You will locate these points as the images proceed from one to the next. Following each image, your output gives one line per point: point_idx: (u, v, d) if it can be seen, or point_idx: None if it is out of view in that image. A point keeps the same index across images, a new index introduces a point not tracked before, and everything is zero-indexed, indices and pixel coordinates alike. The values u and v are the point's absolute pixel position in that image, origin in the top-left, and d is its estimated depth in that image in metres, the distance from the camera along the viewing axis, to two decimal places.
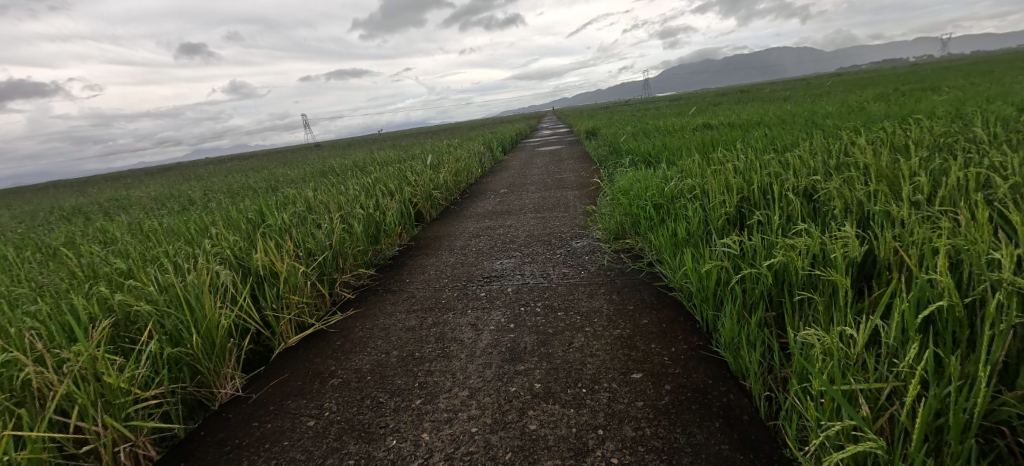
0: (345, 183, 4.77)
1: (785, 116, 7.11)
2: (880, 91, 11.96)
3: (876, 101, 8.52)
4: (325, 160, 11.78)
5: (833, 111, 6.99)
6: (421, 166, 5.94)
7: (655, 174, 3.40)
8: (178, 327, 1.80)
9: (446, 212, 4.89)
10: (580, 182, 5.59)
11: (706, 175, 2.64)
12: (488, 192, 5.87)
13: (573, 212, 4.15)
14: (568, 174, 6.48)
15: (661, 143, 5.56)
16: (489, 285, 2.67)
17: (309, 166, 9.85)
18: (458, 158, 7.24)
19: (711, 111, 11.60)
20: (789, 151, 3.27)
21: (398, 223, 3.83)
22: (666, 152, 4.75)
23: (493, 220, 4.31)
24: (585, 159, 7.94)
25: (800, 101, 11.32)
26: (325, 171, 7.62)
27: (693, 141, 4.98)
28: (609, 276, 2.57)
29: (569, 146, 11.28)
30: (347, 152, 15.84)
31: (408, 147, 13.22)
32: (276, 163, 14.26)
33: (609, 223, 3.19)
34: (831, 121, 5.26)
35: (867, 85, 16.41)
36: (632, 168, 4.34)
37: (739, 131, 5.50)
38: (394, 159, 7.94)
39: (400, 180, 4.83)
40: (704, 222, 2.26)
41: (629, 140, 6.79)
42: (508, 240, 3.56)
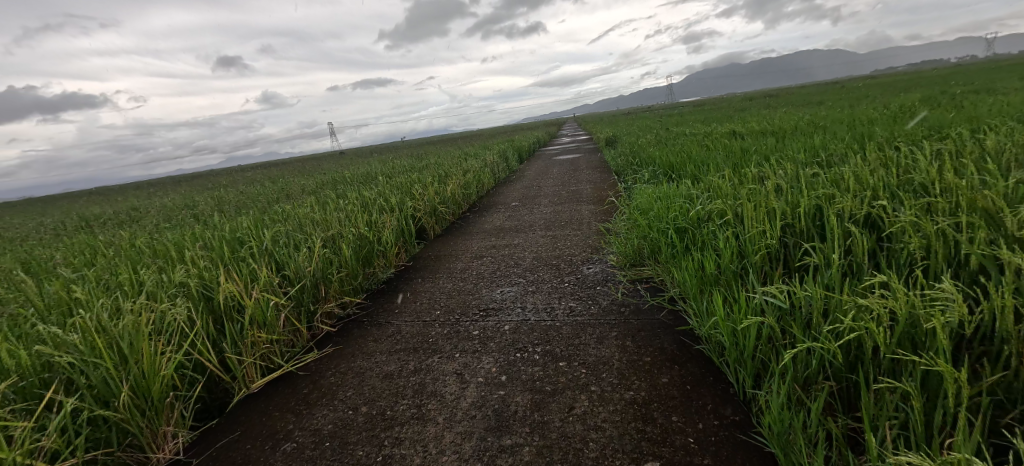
0: (344, 198, 4.50)
1: (822, 123, 6.54)
2: (925, 94, 11.15)
3: (924, 106, 7.83)
4: (337, 169, 11.62)
5: (876, 117, 6.39)
6: (428, 178, 5.64)
7: (679, 191, 3.01)
8: (106, 380, 1.53)
9: (451, 228, 4.57)
10: (596, 196, 5.20)
11: (739, 196, 2.24)
12: (499, 205, 5.54)
13: (586, 232, 3.77)
14: (583, 187, 6.08)
15: (685, 153, 5.13)
16: (484, 321, 2.33)
17: (320, 176, 9.68)
18: (470, 168, 6.94)
19: (738, 118, 11.03)
20: (836, 166, 2.83)
21: (395, 242, 3.54)
22: (690, 164, 4.33)
23: (499, 238, 3.97)
24: (602, 170, 7.51)
25: (835, 106, 10.62)
26: (334, 182, 7.43)
27: (721, 153, 4.53)
28: (622, 314, 2.20)
29: (586, 155, 10.84)
30: (362, 162, 15.71)
31: (421, 156, 12.96)
32: (291, 172, 14.20)
33: (625, 247, 2.81)
34: (877, 129, 4.74)
35: (907, 88, 15.46)
36: (652, 183, 3.95)
37: (772, 141, 5.01)
38: (405, 169, 7.70)
39: (402, 194, 4.55)
40: (739, 256, 1.87)
41: (650, 149, 6.34)
42: (512, 263, 3.21)
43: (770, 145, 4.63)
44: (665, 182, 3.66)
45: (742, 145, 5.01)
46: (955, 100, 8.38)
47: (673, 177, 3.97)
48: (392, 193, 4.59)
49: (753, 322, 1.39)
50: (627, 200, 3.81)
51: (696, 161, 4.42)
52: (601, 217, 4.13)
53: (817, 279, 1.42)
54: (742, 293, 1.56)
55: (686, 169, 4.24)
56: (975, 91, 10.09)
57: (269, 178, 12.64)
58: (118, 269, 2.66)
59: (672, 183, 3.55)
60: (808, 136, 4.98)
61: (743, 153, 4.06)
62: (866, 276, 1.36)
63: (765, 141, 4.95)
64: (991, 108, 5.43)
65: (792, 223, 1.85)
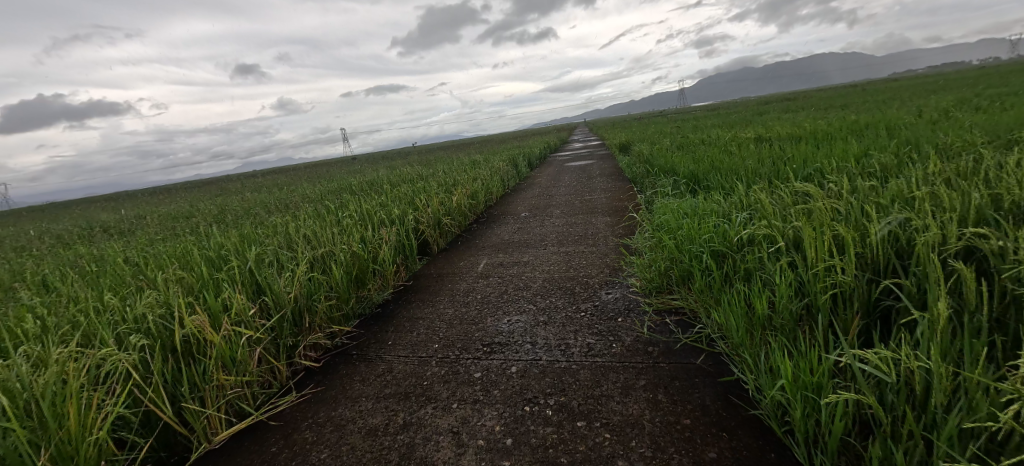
0: (344, 210, 4.21)
1: (855, 128, 6.11)
2: (955, 97, 10.62)
3: (962, 110, 7.38)
4: (345, 176, 11.41)
5: (917, 122, 5.93)
6: (434, 188, 5.36)
7: (712, 206, 2.66)
8: (20, 449, 1.24)
9: (458, 242, 4.27)
10: (612, 207, 4.85)
11: (789, 217, 1.90)
12: (508, 216, 5.23)
13: (602, 249, 3.44)
14: (598, 196, 5.74)
15: (708, 162, 4.77)
16: (488, 360, 2.01)
17: (327, 183, 9.46)
18: (478, 176, 6.65)
19: (756, 123, 10.63)
20: (892, 179, 2.48)
21: (394, 260, 3.25)
22: (718, 174, 3.98)
23: (508, 255, 3.65)
24: (617, 177, 7.17)
25: (860, 110, 10.15)
26: (338, 190, 7.19)
27: (752, 161, 4.16)
28: (650, 355, 1.86)
29: (600, 161, 10.47)
30: (371, 168, 15.50)
31: (431, 162, 12.70)
32: (300, 178, 14.06)
33: (652, 273, 2.48)
34: (925, 136, 4.32)
35: (932, 91, 14.91)
36: (677, 196, 3.60)
37: (805, 148, 4.62)
38: (411, 177, 7.43)
39: (405, 205, 4.26)
40: (800, 297, 1.54)
41: (669, 157, 5.97)
42: (522, 286, 2.88)
43: (803, 153, 4.26)
44: (693, 195, 3.31)
45: (772, 152, 4.63)
46: (998, 103, 7.84)
47: (701, 190, 3.62)
48: (394, 204, 4.30)
49: (842, 397, 1.07)
50: (648, 215, 3.47)
51: (724, 171, 4.06)
52: (619, 233, 3.79)
53: (934, 347, 1.08)
54: (826, 360, 1.24)
55: (714, 180, 3.88)
56: (1017, 93, 9.50)
57: (278, 184, 12.48)
58: (84, 292, 2.40)
59: (700, 196, 3.20)
60: (845, 143, 4.58)
61: (779, 163, 3.69)
62: (997, 356, 1.06)
63: (799, 149, 4.56)
64: None
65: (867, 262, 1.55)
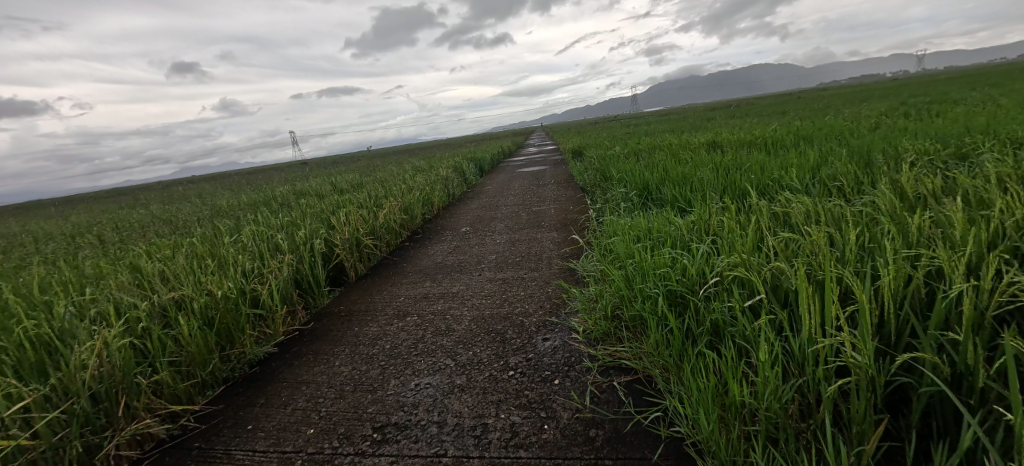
0: (236, 231, 3.46)
1: (806, 135, 5.95)
2: (887, 105, 11.08)
3: (899, 117, 7.56)
4: (275, 186, 10.24)
5: (864, 130, 5.82)
6: (359, 201, 4.66)
7: (667, 228, 2.21)
8: None
9: (381, 267, 3.63)
10: (561, 222, 4.36)
11: (764, 253, 1.48)
12: (446, 232, 4.66)
13: (545, 275, 2.93)
14: (545, 208, 5.24)
15: (662, 171, 4.41)
16: (373, 457, 1.45)
17: (248, 195, 8.35)
18: (416, 186, 6.00)
19: (706, 129, 10.62)
20: (867, 196, 2.14)
21: (286, 299, 2.61)
22: (673, 186, 3.58)
23: (436, 284, 3.07)
24: (569, 185, 6.75)
25: (803, 117, 10.37)
26: (254, 204, 6.28)
27: (708, 172, 3.79)
28: (592, 445, 1.37)
29: (552, 167, 10.01)
30: (310, 175, 14.24)
31: (373, 168, 11.75)
32: (226, 188, 12.58)
33: (598, 316, 2.00)
34: (880, 145, 4.11)
35: (864, 99, 15.75)
36: (629, 213, 3.15)
37: (761, 157, 4.31)
38: (343, 188, 6.65)
39: (315, 224, 3.58)
40: (793, 380, 1.10)
41: (621, 164, 5.55)
42: (442, 332, 2.32)
43: (761, 164, 3.94)
44: (646, 213, 2.88)
45: (728, 162, 4.30)
46: (931, 112, 8.07)
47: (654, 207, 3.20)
48: (303, 222, 3.60)
49: None
50: (597, 234, 3.03)
51: (679, 184, 3.67)
52: (565, 254, 3.31)
53: None
54: None
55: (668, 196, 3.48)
56: (945, 102, 9.92)
57: (197, 194, 11.05)
58: None
59: (655, 214, 2.77)
60: (800, 152, 4.34)
61: (736, 176, 3.34)
62: None
63: (755, 157, 4.26)
64: (990, 122, 4.93)
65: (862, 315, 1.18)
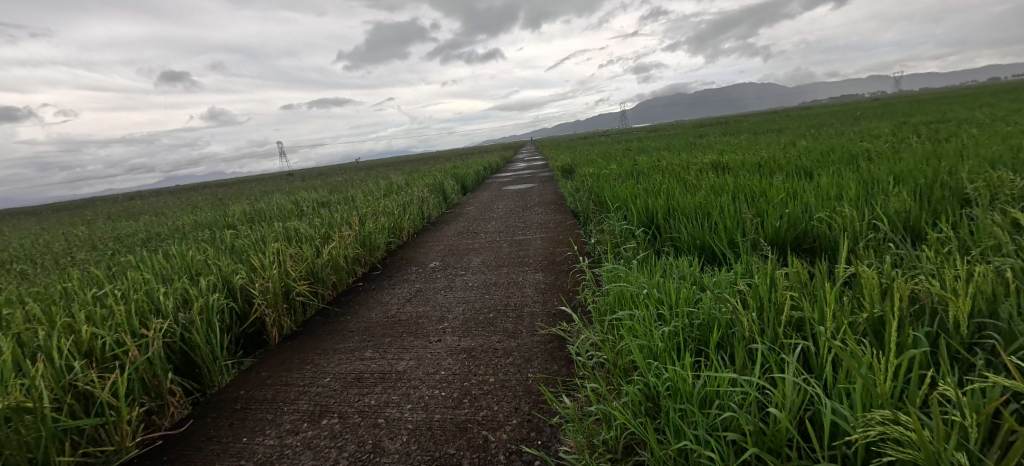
0: (118, 279, 2.63)
1: (826, 158, 5.30)
2: (890, 123, 10.67)
3: (913, 137, 7.04)
4: (235, 203, 9.25)
5: (891, 152, 5.18)
6: (304, 229, 3.83)
7: (706, 307, 1.47)
8: None
9: (316, 321, 2.83)
10: (548, 260, 3.61)
11: (949, 419, 0.79)
12: (410, 268, 3.88)
13: (524, 348, 2.16)
14: (530, 238, 4.50)
15: (667, 200, 3.73)
16: None
17: (197, 216, 7.37)
18: (383, 209, 5.23)
19: (704, 146, 10.05)
20: (992, 263, 1.46)
21: (147, 395, 1.85)
22: (689, 223, 2.85)
23: (379, 355, 2.28)
24: (558, 209, 6.04)
25: (804, 136, 9.88)
26: (194, 229, 5.42)
27: (731, 208, 3.07)
28: None
29: (541, 186, 9.26)
30: (282, 189, 13.31)
31: (348, 184, 10.93)
32: (187, 203, 11.52)
33: (602, 453, 1.25)
34: (925, 173, 3.46)
35: (858, 117, 15.47)
36: (637, 266, 2.42)
37: (786, 186, 3.62)
38: (300, 210, 5.82)
39: (230, 267, 2.78)
40: None
41: (617, 188, 4.83)
42: (363, 459, 1.52)
43: (793, 198, 3.23)
44: (664, 269, 2.15)
45: (750, 192, 3.59)
46: (944, 132, 7.58)
47: (670, 255, 2.46)
48: (214, 265, 2.79)
49: None
50: (594, 291, 2.31)
51: (697, 222, 2.94)
52: (552, 312, 2.54)
53: None
54: None
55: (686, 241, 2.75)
56: (954, 121, 9.42)
57: (152, 211, 9.99)
58: None
59: (676, 272, 2.04)
60: (828, 179, 3.69)
61: (772, 219, 2.64)
62: None
63: (781, 187, 3.56)
64: None
65: (893, 388, 0.94)
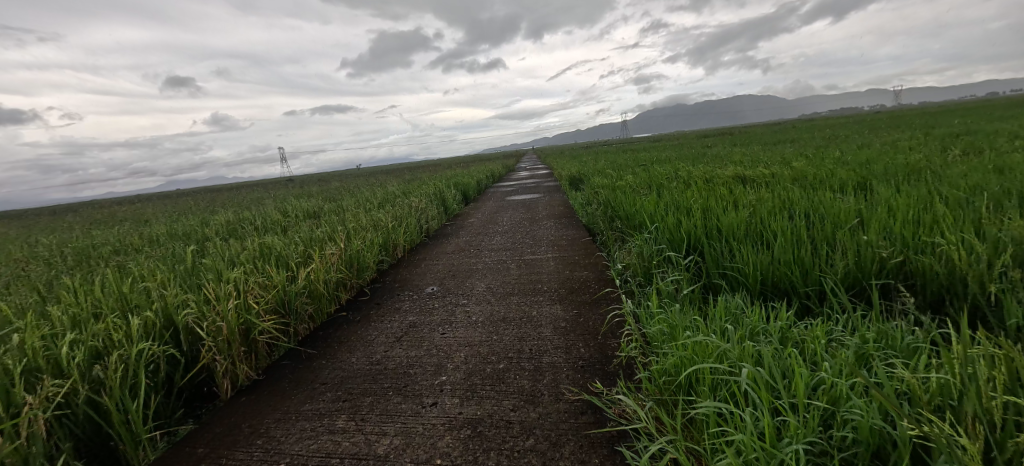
0: (28, 316, 2.07)
1: (867, 171, 4.80)
2: (910, 135, 10.28)
3: (950, 148, 6.58)
4: (218, 210, 8.55)
5: (946, 167, 4.62)
6: (279, 247, 3.28)
7: (871, 412, 1.00)
8: None
9: (281, 366, 2.27)
10: (567, 288, 3.06)
11: None
12: (403, 293, 3.34)
13: (550, 423, 1.61)
14: (541, 258, 3.97)
15: (704, 219, 3.21)
16: None
17: (170, 226, 6.69)
18: (377, 221, 4.71)
19: (718, 156, 9.60)
20: None
21: None
22: (749, 255, 2.30)
23: (355, 427, 1.72)
24: (568, 223, 5.52)
25: (822, 146, 9.44)
26: (166, 241, 4.89)
27: (794, 234, 2.52)
28: None
29: (547, 196, 8.76)
30: (276, 196, 12.83)
31: (345, 192, 10.43)
32: (171, 209, 10.81)
33: None
34: (1008, 192, 2.96)
35: (871, 128, 15.10)
36: (695, 314, 1.87)
37: (842, 203, 3.12)
38: (286, 220, 5.30)
39: (179, 299, 2.22)
40: None
41: (639, 202, 4.32)
42: None
43: (867, 222, 2.67)
44: (741, 324, 1.61)
45: (807, 213, 3.03)
46: (978, 144, 7.12)
47: (736, 299, 1.92)
48: (156, 296, 2.23)
49: None
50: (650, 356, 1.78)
51: (757, 253, 2.39)
52: (581, 366, 1.98)
53: None
54: None
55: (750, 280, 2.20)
56: (989, 133, 8.86)
57: (130, 218, 9.28)
58: None
59: (767, 338, 1.50)
60: (890, 196, 3.19)
61: (859, 255, 2.10)
62: None
63: (845, 205, 3.01)
64: None
65: None
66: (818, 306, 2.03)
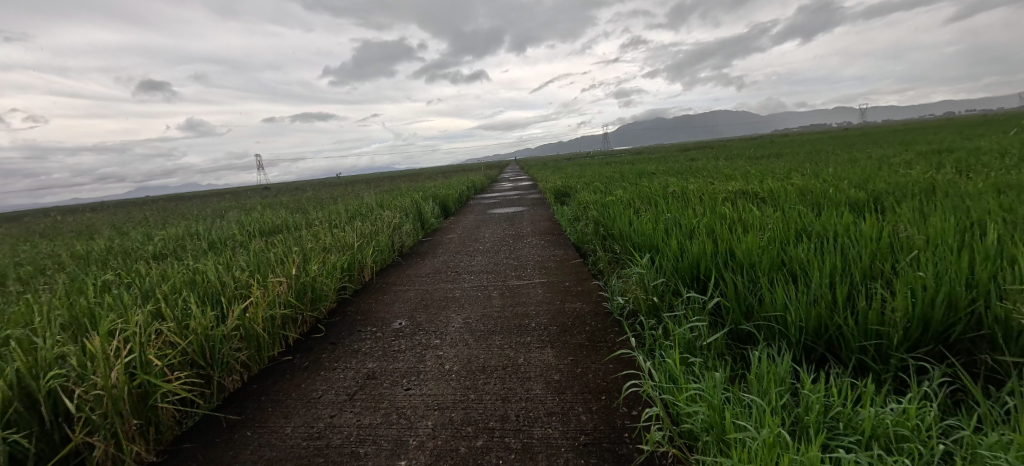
0: None
1: (872, 188, 4.53)
2: (893, 150, 10.30)
3: (945, 166, 6.40)
4: (167, 223, 7.68)
5: (953, 185, 4.37)
6: (213, 276, 2.72)
7: None
8: None
9: (192, 440, 1.75)
10: (559, 325, 2.59)
11: None
12: (365, 330, 2.83)
13: None
14: (528, 284, 3.51)
15: (713, 244, 2.81)
16: None
17: (106, 242, 5.89)
18: (342, 239, 4.18)
19: (706, 170, 9.37)
20: None
21: None
22: (785, 296, 1.88)
23: None
24: (556, 240, 5.10)
25: (810, 160, 9.31)
26: (94, 262, 4.21)
27: (831, 267, 2.12)
28: None
29: (532, 209, 8.33)
30: (242, 205, 12.01)
31: (316, 203, 9.77)
32: (120, 220, 9.87)
33: None
34: None
35: (849, 144, 15.27)
36: (732, 385, 1.44)
37: (866, 227, 2.77)
38: (239, 237, 4.70)
39: (50, 354, 1.67)
40: None
41: (634, 220, 3.92)
42: None
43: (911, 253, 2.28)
44: (810, 414, 1.18)
45: (833, 237, 2.64)
46: (968, 161, 7.02)
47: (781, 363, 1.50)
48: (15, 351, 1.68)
49: None
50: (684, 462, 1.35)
51: (791, 294, 1.97)
52: (584, 446, 1.52)
53: None
54: None
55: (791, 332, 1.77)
56: (977, 150, 8.80)
57: (67, 231, 8.29)
58: None
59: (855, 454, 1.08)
60: (916, 219, 2.86)
61: (922, 299, 1.71)
62: None
63: (876, 229, 2.63)
64: None
65: None
66: (877, 366, 1.63)
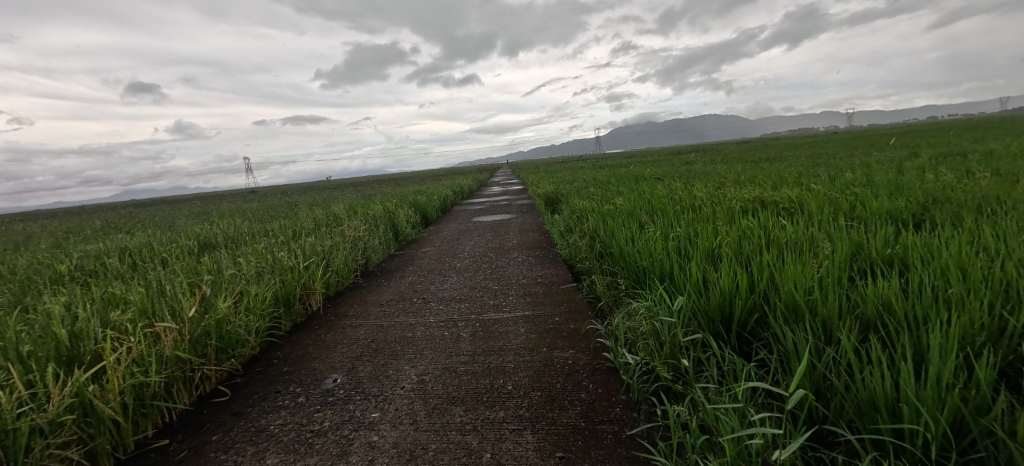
0: None
1: (909, 197, 3.89)
2: (902, 154, 9.76)
3: (972, 171, 5.80)
4: (110, 234, 6.84)
5: (1006, 193, 3.73)
6: (73, 324, 2.00)
7: None
8: None
9: None
10: (544, 390, 1.89)
11: None
12: (284, 393, 2.09)
13: None
14: (507, 318, 2.80)
15: (747, 274, 2.14)
16: None
17: (22, 259, 5.08)
18: (284, 258, 3.44)
19: (706, 174, 8.73)
20: None
21: None
22: (890, 379, 1.21)
23: None
24: (544, 257, 4.40)
25: (816, 165, 8.71)
26: None
27: (939, 315, 1.45)
28: None
29: (520, 218, 7.63)
30: (209, 212, 11.10)
31: (285, 211, 8.96)
32: (69, 229, 8.96)
33: None
34: None
35: (848, 147, 14.79)
36: None
37: (945, 250, 2.10)
38: (167, 256, 3.92)
39: None
40: None
41: (636, 236, 3.24)
42: None
43: None
44: None
45: (906, 268, 1.99)
46: (994, 165, 6.41)
47: None
48: None
49: None
50: None
51: (897, 370, 1.29)
52: None
53: None
54: None
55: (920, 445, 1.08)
56: (995, 153, 8.23)
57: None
58: None
59: None
60: (1005, 242, 2.20)
61: None
62: None
63: (962, 257, 1.97)
64: None
65: None
66: None
